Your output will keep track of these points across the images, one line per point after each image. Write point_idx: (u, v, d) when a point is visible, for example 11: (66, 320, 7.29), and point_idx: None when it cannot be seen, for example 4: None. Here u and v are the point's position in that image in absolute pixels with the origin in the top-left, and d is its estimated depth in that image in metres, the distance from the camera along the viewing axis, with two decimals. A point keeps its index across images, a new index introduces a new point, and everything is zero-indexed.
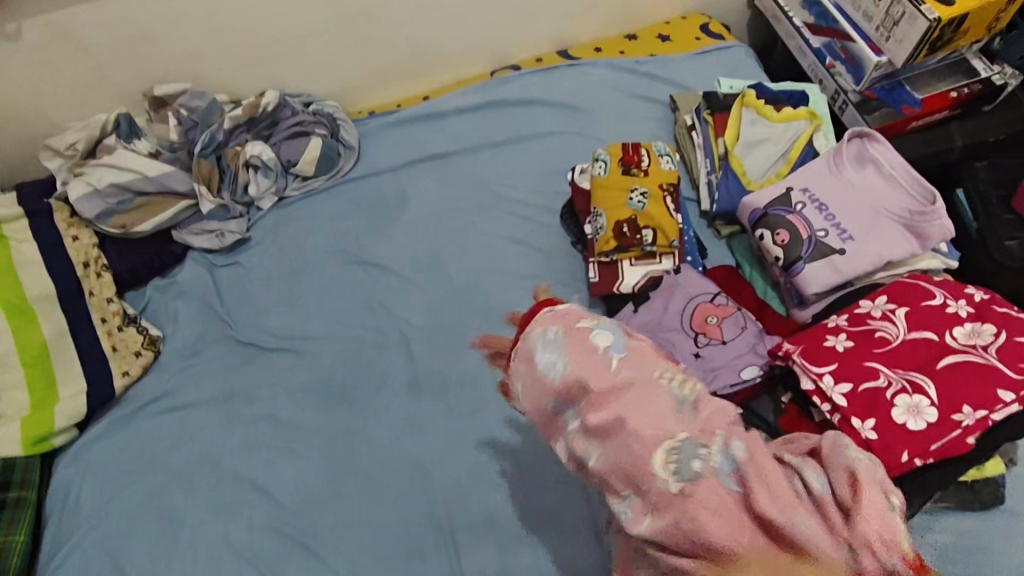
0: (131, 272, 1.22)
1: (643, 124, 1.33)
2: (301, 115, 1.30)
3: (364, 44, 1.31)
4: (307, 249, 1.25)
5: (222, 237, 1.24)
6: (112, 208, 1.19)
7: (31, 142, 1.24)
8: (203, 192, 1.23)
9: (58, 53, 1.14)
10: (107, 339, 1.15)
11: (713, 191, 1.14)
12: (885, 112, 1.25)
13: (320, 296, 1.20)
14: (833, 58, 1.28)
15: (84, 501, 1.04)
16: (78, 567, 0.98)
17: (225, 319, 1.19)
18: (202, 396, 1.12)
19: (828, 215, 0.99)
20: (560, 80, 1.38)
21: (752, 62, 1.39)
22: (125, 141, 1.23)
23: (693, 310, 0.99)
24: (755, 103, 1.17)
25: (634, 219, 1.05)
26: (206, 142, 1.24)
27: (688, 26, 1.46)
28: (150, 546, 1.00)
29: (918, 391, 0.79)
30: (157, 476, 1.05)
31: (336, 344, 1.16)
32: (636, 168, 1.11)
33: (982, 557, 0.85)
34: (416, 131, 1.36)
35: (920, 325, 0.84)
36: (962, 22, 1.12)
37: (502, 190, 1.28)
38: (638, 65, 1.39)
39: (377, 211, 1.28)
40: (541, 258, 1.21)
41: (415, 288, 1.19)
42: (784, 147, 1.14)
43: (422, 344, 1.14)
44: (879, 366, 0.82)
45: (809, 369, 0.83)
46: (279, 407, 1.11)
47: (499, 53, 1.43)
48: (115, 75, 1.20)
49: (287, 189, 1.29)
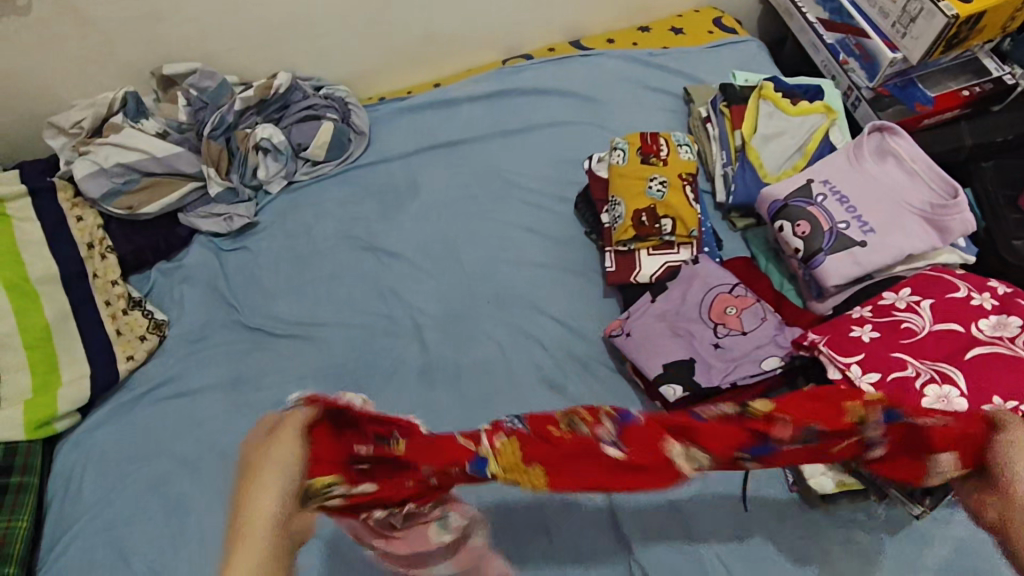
0: (136, 254, 1.19)
1: (656, 115, 1.33)
2: (312, 98, 1.28)
3: (376, 30, 1.30)
4: (317, 235, 1.23)
5: (228, 220, 1.22)
6: (119, 188, 1.17)
7: (33, 120, 1.21)
8: (211, 174, 1.21)
9: (65, 28, 1.11)
10: (111, 322, 1.12)
11: (729, 183, 1.14)
12: (897, 110, 1.26)
13: (329, 282, 1.19)
14: (847, 54, 1.29)
15: (87, 488, 1.02)
16: (81, 554, 0.96)
17: (233, 304, 1.17)
18: (208, 381, 1.10)
19: (849, 207, 0.99)
20: (573, 71, 1.38)
21: (764, 56, 1.39)
22: (132, 121, 1.21)
23: (712, 300, 0.99)
24: (773, 96, 1.17)
25: (654, 208, 1.05)
26: (215, 124, 1.22)
27: (700, 20, 1.46)
28: (155, 534, 0.98)
29: (947, 381, 0.79)
30: (164, 463, 1.03)
31: (347, 330, 1.14)
32: (655, 156, 1.10)
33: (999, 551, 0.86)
34: (428, 118, 1.34)
35: (946, 317, 0.84)
36: (979, 20, 1.13)
37: (515, 179, 1.27)
38: (651, 58, 1.39)
39: (387, 198, 1.26)
40: (553, 246, 1.20)
41: (427, 276, 1.18)
42: (800, 140, 1.13)
43: (434, 332, 1.12)
44: (906, 357, 0.82)
45: (835, 358, 0.83)
46: (288, 394, 1.09)
47: (510, 42, 1.42)
48: (122, 53, 1.18)
49: (296, 173, 1.27)
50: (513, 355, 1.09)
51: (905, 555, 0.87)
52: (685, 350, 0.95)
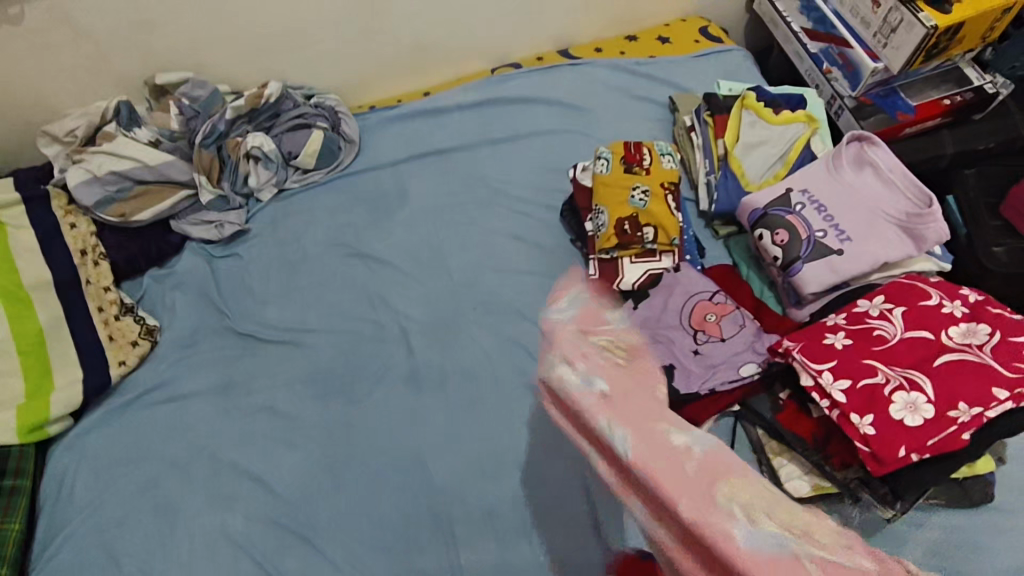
0: (129, 261, 1.21)
1: (642, 124, 1.35)
2: (302, 107, 1.30)
3: (365, 40, 1.32)
4: (308, 241, 1.25)
5: (220, 228, 1.24)
6: (112, 196, 1.19)
7: (27, 128, 1.23)
8: (203, 183, 1.24)
9: (57, 39, 1.13)
10: (103, 328, 1.14)
11: (712, 192, 1.15)
12: (880, 119, 1.26)
13: (318, 289, 1.20)
14: (830, 64, 1.31)
15: (78, 491, 1.03)
16: (72, 556, 0.98)
17: (222, 310, 1.19)
18: (199, 386, 1.12)
19: (826, 216, 1.01)
20: (560, 80, 1.39)
21: (750, 65, 1.41)
22: (125, 129, 1.22)
23: (692, 307, 1.01)
24: (755, 105, 1.18)
25: (636, 217, 1.07)
26: (207, 133, 1.24)
27: (688, 29, 1.48)
28: (146, 537, 0.99)
29: (916, 388, 0.81)
30: (154, 466, 1.05)
31: (336, 336, 1.16)
32: (638, 165, 1.11)
33: (971, 553, 0.88)
34: (418, 126, 1.36)
35: (916, 325, 0.86)
36: (958, 30, 1.14)
37: (502, 186, 1.29)
38: (638, 67, 1.40)
39: (378, 205, 1.28)
40: (539, 253, 1.22)
41: (415, 282, 1.20)
42: (782, 150, 1.15)
43: (421, 337, 1.14)
44: (877, 364, 0.84)
45: (809, 365, 0.85)
46: (278, 399, 1.10)
47: (500, 51, 1.44)
48: (114, 62, 1.20)
49: (287, 180, 1.29)
50: (499, 360, 1.11)
51: None
52: (665, 356, 0.97)
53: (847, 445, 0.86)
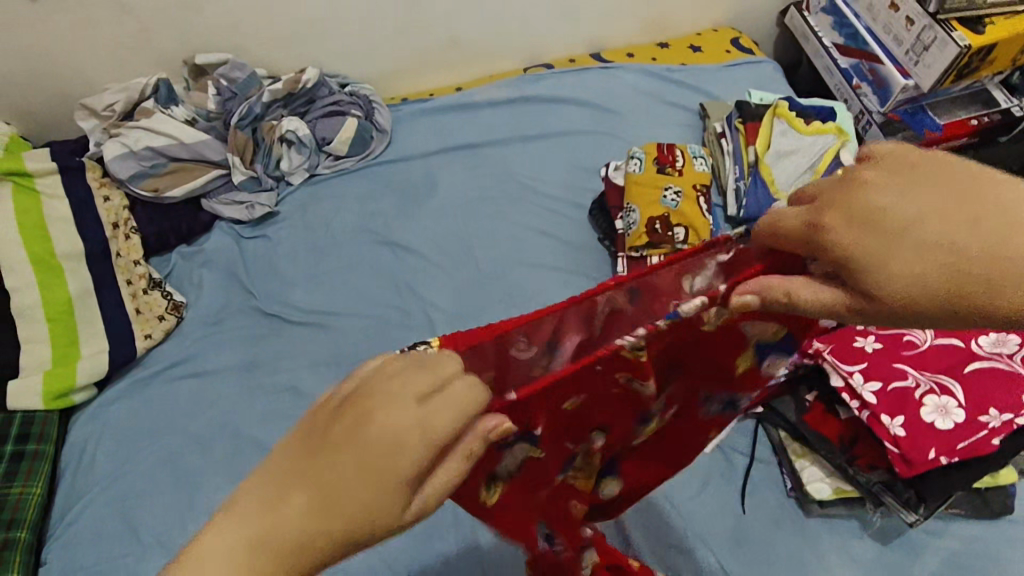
0: (159, 237, 1.23)
1: (671, 128, 1.36)
2: (337, 95, 1.32)
3: (403, 32, 1.33)
4: (337, 229, 1.26)
5: (251, 209, 1.25)
6: (146, 171, 1.19)
7: (64, 102, 1.24)
8: (236, 162, 1.24)
9: (104, 14, 1.14)
10: (132, 301, 1.15)
11: (740, 197, 1.17)
12: (907, 135, 1.29)
13: (345, 275, 1.21)
14: (859, 78, 1.32)
15: (98, 459, 1.04)
16: (91, 524, 0.98)
17: (249, 289, 1.20)
18: (223, 364, 1.13)
19: None
20: (591, 81, 1.42)
21: (778, 77, 1.43)
22: (162, 107, 1.23)
23: None
24: (787, 115, 1.20)
25: (667, 216, 1.08)
26: (243, 114, 1.25)
27: (719, 39, 1.50)
28: (164, 507, 1.00)
29: (946, 393, 0.87)
30: (175, 440, 1.06)
31: (362, 320, 1.17)
32: (670, 167, 1.14)
33: (987, 564, 0.91)
34: (450, 119, 1.38)
35: (946, 333, 0.92)
36: (990, 51, 1.16)
37: (531, 183, 1.30)
38: (669, 73, 1.43)
39: (408, 194, 1.30)
40: (566, 250, 1.23)
41: (440, 271, 1.21)
42: (812, 159, 1.15)
43: (445, 326, 1.15)
44: (907, 368, 0.90)
45: (840, 367, 0.90)
46: (301, 379, 1.11)
47: (534, 50, 1.46)
48: (156, 41, 1.21)
49: (318, 166, 1.31)
50: None
51: (899, 562, 0.92)
52: None
53: (875, 448, 0.89)
